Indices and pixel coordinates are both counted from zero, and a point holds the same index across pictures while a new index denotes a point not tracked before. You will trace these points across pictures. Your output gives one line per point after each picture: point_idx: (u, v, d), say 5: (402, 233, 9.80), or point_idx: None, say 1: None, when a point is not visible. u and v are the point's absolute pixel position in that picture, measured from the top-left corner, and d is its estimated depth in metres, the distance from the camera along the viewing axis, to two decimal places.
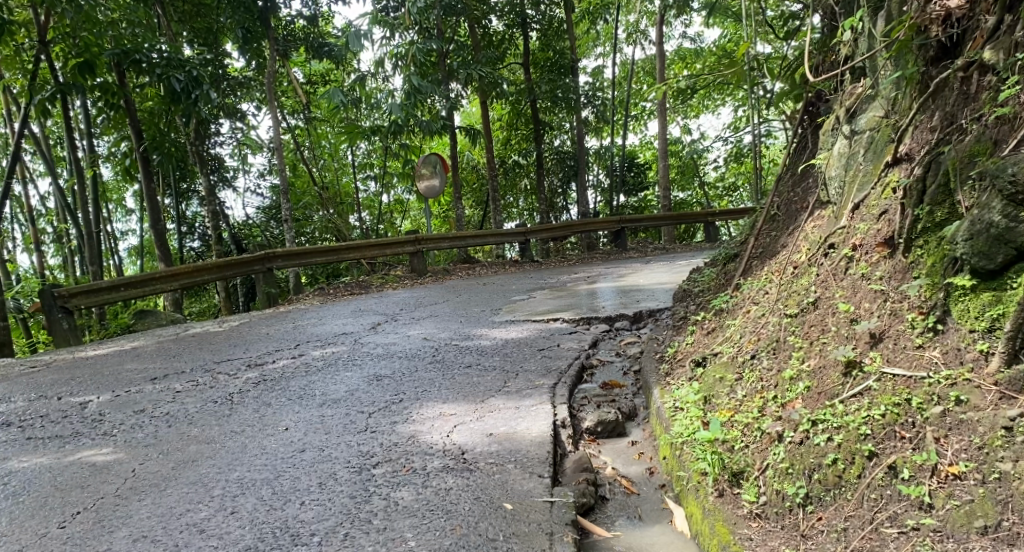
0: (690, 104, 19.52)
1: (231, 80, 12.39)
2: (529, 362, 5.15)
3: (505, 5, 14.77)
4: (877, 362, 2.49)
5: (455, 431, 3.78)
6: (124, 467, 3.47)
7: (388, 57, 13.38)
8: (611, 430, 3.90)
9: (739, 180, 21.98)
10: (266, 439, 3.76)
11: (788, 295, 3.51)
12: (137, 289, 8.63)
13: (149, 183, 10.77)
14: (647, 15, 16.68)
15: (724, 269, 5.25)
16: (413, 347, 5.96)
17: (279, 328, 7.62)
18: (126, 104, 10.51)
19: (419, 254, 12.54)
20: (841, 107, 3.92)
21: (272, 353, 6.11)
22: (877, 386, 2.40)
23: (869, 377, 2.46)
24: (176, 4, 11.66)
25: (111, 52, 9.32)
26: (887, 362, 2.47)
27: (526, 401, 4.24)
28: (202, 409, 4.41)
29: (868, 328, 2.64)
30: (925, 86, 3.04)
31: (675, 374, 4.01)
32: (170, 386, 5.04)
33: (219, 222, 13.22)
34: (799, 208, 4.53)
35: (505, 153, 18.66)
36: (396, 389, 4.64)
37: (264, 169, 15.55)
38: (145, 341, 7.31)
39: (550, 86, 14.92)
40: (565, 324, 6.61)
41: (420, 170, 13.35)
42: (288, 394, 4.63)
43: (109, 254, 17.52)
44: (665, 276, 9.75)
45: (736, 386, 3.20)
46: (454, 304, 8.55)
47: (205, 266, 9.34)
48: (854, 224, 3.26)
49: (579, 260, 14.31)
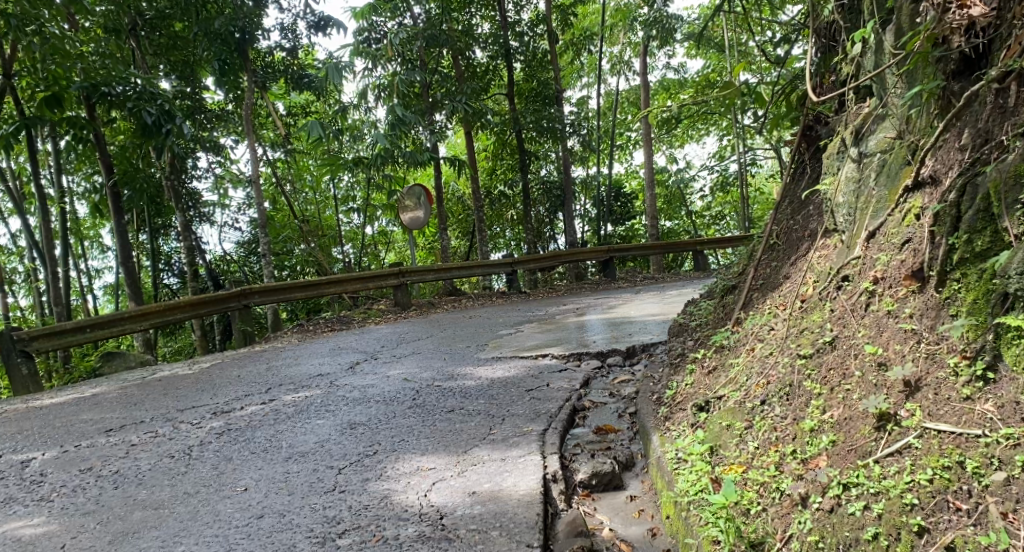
0: (675, 133, 19.47)
1: (207, 114, 12.09)
2: (517, 404, 4.79)
3: (488, 37, 14.66)
4: (917, 416, 2.18)
5: (434, 489, 3.39)
6: (51, 543, 3.09)
7: (371, 89, 13.19)
8: (607, 483, 3.53)
9: (725, 208, 21.91)
10: (220, 502, 3.37)
11: (798, 332, 3.19)
12: (104, 330, 8.14)
13: (119, 220, 10.36)
14: (631, 46, 16.69)
15: (723, 302, 4.94)
16: (392, 389, 5.57)
17: (252, 369, 7.19)
18: (96, 138, 10.22)
19: (403, 286, 12.18)
20: (847, 128, 3.65)
21: (242, 398, 5.69)
22: (919, 445, 2.10)
23: (908, 433, 2.15)
24: (152, 36, 11.43)
25: (79, 86, 8.94)
26: (930, 415, 2.15)
27: (514, 451, 3.86)
28: (156, 465, 4.00)
29: (901, 375, 2.32)
30: (947, 102, 2.78)
31: (675, 419, 3.66)
32: (124, 439, 4.62)
33: (195, 257, 12.81)
34: (801, 237, 4.27)
35: (491, 184, 18.43)
36: (371, 438, 4.25)
37: (244, 203, 15.17)
38: (108, 387, 6.86)
39: (534, 116, 14.79)
40: (554, 360, 6.25)
41: (404, 202, 13.04)
42: (253, 447, 4.22)
43: (82, 293, 16.97)
44: (656, 307, 9.42)
45: (746, 437, 2.86)
46: (439, 340, 8.16)
47: (178, 305, 8.86)
48: (870, 254, 2.97)
49: (567, 290, 14.03)
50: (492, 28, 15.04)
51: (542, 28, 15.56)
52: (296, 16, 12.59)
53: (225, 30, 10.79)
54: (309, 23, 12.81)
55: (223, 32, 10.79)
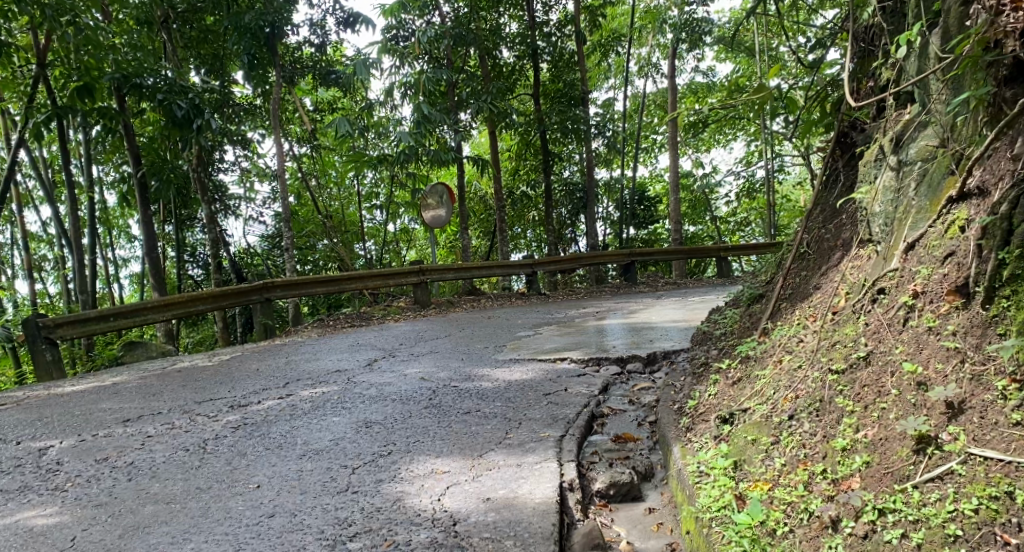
0: (701, 137, 19.26)
1: (235, 107, 12.13)
2: (535, 408, 4.71)
3: (515, 36, 14.57)
4: (961, 440, 2.08)
5: (448, 494, 3.33)
6: (63, 534, 3.11)
7: (397, 86, 13.18)
8: (626, 494, 3.46)
9: (750, 215, 21.59)
10: (233, 499, 3.36)
11: (830, 345, 3.08)
12: (127, 319, 8.19)
13: (145, 210, 10.44)
14: (659, 47, 16.51)
15: (748, 312, 4.83)
16: (409, 388, 5.52)
17: (270, 363, 7.19)
18: (125, 128, 10.31)
19: (423, 284, 12.15)
20: (886, 135, 3.51)
21: (259, 392, 5.67)
22: (962, 472, 2.00)
23: (951, 459, 2.05)
24: (183, 29, 11.51)
25: (112, 77, 8.98)
26: (975, 441, 2.05)
27: (531, 457, 3.78)
28: (171, 458, 3.99)
29: (943, 396, 2.21)
30: (998, 109, 2.64)
31: (698, 430, 3.56)
32: (141, 430, 4.62)
33: (220, 249, 12.89)
34: (833, 247, 4.17)
35: (513, 183, 18.31)
36: (386, 438, 4.18)
37: (269, 197, 15.25)
38: (128, 376, 6.89)
39: (560, 117, 14.67)
40: (573, 365, 6.15)
41: (426, 200, 13.01)
42: (267, 443, 4.19)
43: (108, 281, 17.16)
44: (677, 313, 9.27)
45: (772, 453, 2.77)
46: (457, 340, 8.11)
47: (200, 296, 8.89)
48: (908, 266, 2.84)
49: (588, 293, 13.90)
50: (520, 28, 14.97)
51: (570, 29, 15.44)
52: (326, 12, 12.65)
53: (255, 25, 10.78)
54: (338, 20, 12.84)
55: (253, 27, 10.82)
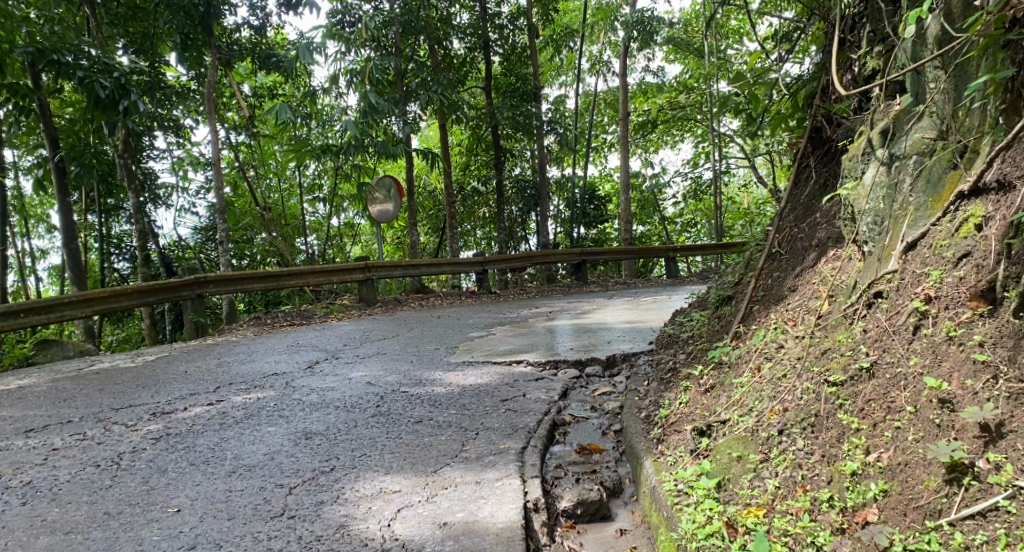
0: (650, 138, 19.22)
1: (166, 91, 11.32)
2: (492, 416, 4.36)
3: (467, 27, 14.13)
4: (1005, 473, 1.89)
5: (399, 518, 2.95)
6: None
7: (343, 73, 12.58)
8: (594, 512, 3.14)
9: (696, 216, 21.69)
10: (147, 526, 2.89)
11: (818, 354, 2.84)
12: (41, 315, 7.46)
13: (64, 198, 9.59)
14: (610, 46, 16.39)
15: (717, 314, 4.59)
16: (354, 394, 5.07)
17: (200, 365, 6.60)
18: (40, 107, 9.36)
19: (368, 281, 11.64)
20: (875, 127, 3.31)
21: (186, 398, 5.13)
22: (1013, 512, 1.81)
23: (995, 495, 1.87)
24: (109, 5, 10.63)
25: (24, 50, 8.08)
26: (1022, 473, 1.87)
27: (490, 473, 3.42)
28: (76, 476, 3.47)
29: (979, 419, 2.02)
30: (1015, 97, 2.45)
31: (671, 443, 3.22)
32: (45, 443, 4.06)
33: (149, 241, 12.05)
34: (807, 247, 3.95)
35: (464, 179, 17.91)
36: (328, 451, 3.77)
37: (204, 187, 14.40)
38: (37, 379, 6.21)
39: (511, 112, 14.32)
40: (529, 368, 5.82)
41: (373, 194, 12.46)
42: (192, 457, 3.71)
43: (23, 275, 15.89)
44: (630, 314, 9.04)
45: (762, 472, 2.50)
46: (405, 340, 7.67)
47: (124, 290, 8.18)
48: (911, 268, 2.65)
49: (539, 292, 13.61)
50: (471, 18, 14.53)
51: (522, 22, 15.09)
52: None
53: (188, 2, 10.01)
54: (279, 1, 12.16)
55: (186, 5, 10.07)
